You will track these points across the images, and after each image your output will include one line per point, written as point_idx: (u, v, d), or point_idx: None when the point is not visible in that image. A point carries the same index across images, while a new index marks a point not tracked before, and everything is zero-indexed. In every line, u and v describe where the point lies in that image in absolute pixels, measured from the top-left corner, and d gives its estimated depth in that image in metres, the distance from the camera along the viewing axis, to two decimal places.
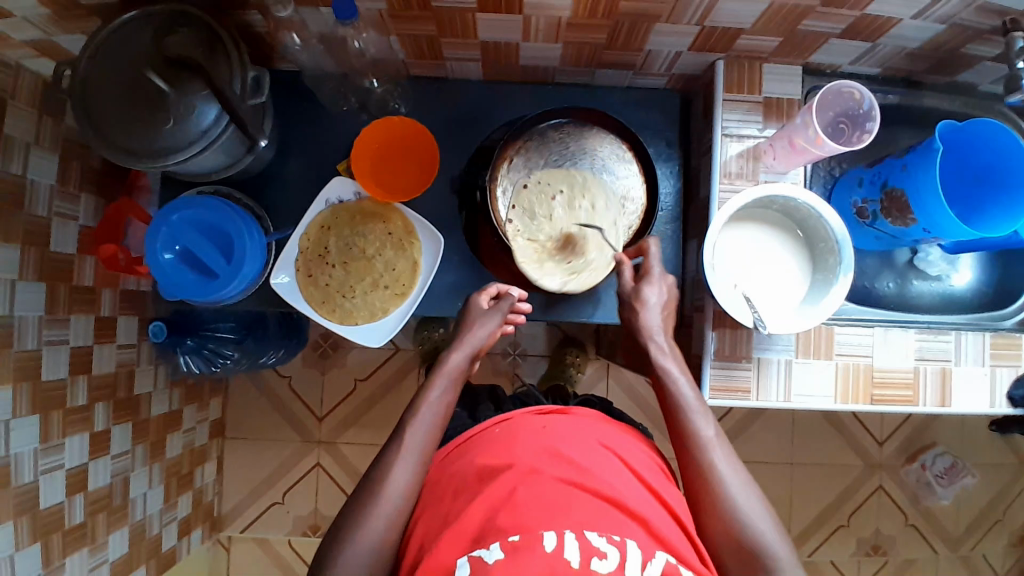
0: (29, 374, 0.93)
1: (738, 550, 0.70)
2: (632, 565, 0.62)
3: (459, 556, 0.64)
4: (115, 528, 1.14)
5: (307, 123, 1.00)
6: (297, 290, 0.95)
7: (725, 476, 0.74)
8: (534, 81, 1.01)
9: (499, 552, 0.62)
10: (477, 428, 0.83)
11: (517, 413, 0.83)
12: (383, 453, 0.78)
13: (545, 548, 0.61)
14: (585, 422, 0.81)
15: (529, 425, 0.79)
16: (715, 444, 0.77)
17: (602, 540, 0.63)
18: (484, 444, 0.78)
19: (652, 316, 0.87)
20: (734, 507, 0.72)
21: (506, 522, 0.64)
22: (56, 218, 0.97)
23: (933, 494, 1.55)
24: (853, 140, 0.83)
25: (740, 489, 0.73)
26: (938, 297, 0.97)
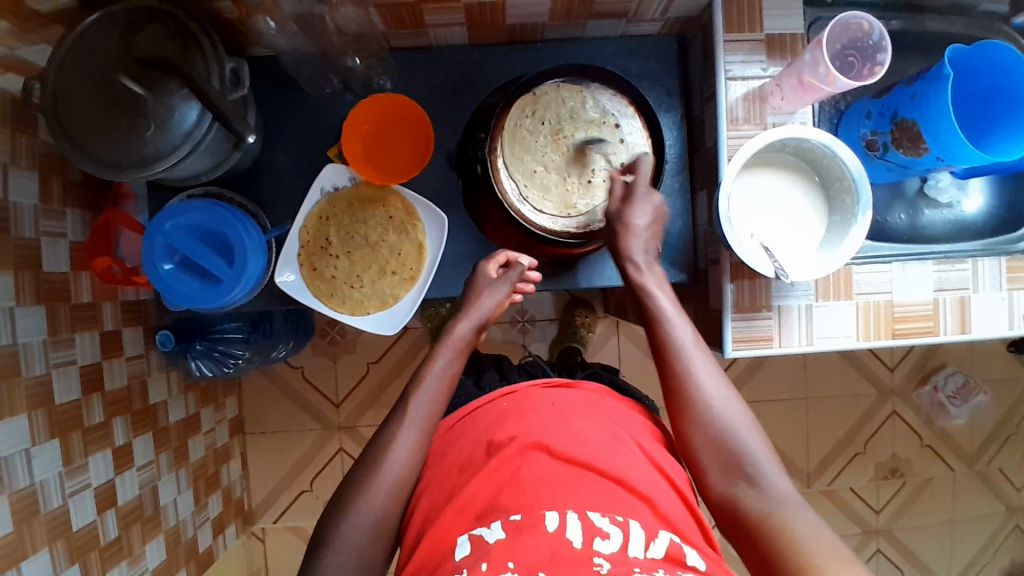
0: (43, 400, 0.92)
1: (722, 455, 0.72)
2: (634, 546, 0.63)
3: (461, 534, 0.67)
4: (150, 537, 1.16)
5: (290, 110, 0.96)
6: (304, 286, 0.92)
7: (703, 379, 0.76)
8: (522, 41, 0.96)
9: (501, 531, 0.64)
10: (483, 399, 0.83)
11: (523, 386, 0.83)
12: (383, 429, 0.77)
13: (547, 528, 0.63)
14: (592, 396, 0.81)
15: (536, 401, 0.78)
16: (692, 346, 0.78)
17: (605, 520, 0.64)
18: (489, 419, 0.78)
19: (636, 241, 0.84)
20: (714, 414, 0.73)
21: (508, 503, 0.66)
22: (45, 236, 0.93)
23: (946, 414, 1.59)
24: (864, 74, 0.80)
25: (717, 393, 0.75)
26: (950, 225, 0.95)
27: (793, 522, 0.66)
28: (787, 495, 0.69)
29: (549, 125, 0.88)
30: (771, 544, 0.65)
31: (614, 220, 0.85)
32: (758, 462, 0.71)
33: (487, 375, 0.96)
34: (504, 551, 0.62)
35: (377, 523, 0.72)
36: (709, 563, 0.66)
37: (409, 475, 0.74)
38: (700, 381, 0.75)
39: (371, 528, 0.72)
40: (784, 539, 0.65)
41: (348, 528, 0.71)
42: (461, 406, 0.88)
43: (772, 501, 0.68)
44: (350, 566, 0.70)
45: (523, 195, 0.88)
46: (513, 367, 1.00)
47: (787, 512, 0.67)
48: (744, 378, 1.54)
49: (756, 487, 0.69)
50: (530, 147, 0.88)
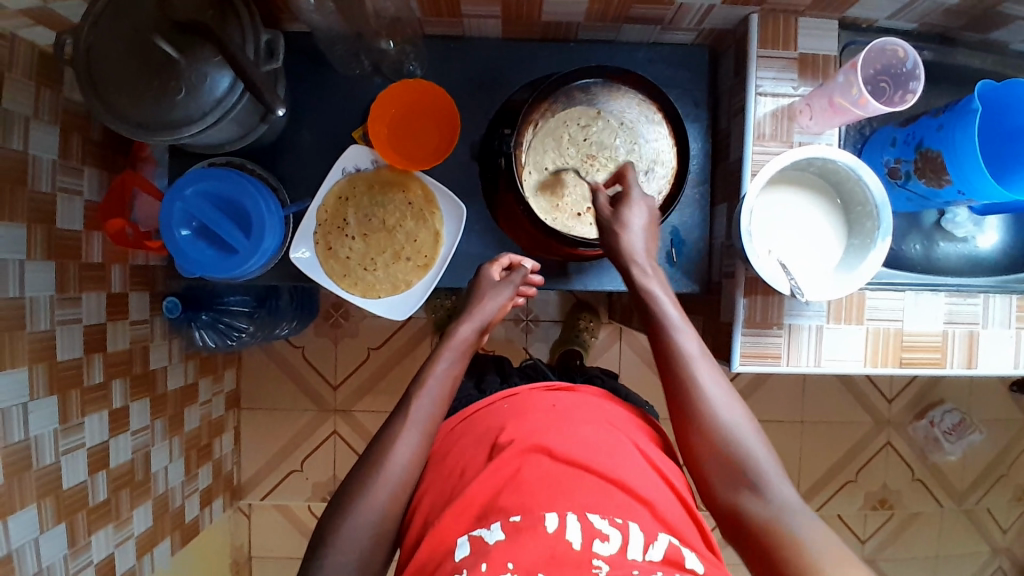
0: (45, 355, 0.92)
1: (726, 463, 0.72)
2: (633, 548, 0.63)
3: (460, 534, 0.67)
4: (138, 502, 1.15)
5: (318, 87, 0.96)
6: (318, 264, 0.92)
7: (708, 386, 0.75)
8: (555, 39, 0.96)
9: (500, 532, 0.64)
10: (484, 401, 0.83)
11: (524, 388, 0.83)
12: (385, 428, 0.77)
13: (547, 528, 0.63)
14: (593, 399, 0.82)
15: (538, 403, 0.78)
16: (698, 356, 0.77)
17: (605, 522, 0.65)
18: (493, 419, 0.78)
19: (635, 240, 0.84)
20: (720, 422, 0.73)
21: (508, 503, 0.67)
22: (61, 193, 0.94)
23: (940, 449, 1.59)
24: (895, 100, 0.80)
25: (721, 398, 0.75)
26: (965, 259, 0.95)
27: (803, 538, 0.64)
28: (793, 506, 0.68)
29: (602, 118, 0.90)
30: (778, 553, 0.64)
31: (607, 220, 0.85)
32: (768, 473, 0.70)
33: (487, 378, 0.95)
34: (504, 552, 0.62)
35: (371, 507, 0.72)
36: (707, 565, 0.67)
37: (407, 463, 0.75)
38: (707, 392, 0.75)
39: (366, 512, 0.71)
40: (795, 553, 0.64)
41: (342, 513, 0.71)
42: (463, 407, 0.88)
43: (778, 510, 0.67)
44: (342, 548, 0.70)
45: (536, 145, 0.89)
46: (516, 370, 0.99)
47: (790, 519, 0.66)
48: (742, 396, 1.55)
49: (762, 498, 0.68)
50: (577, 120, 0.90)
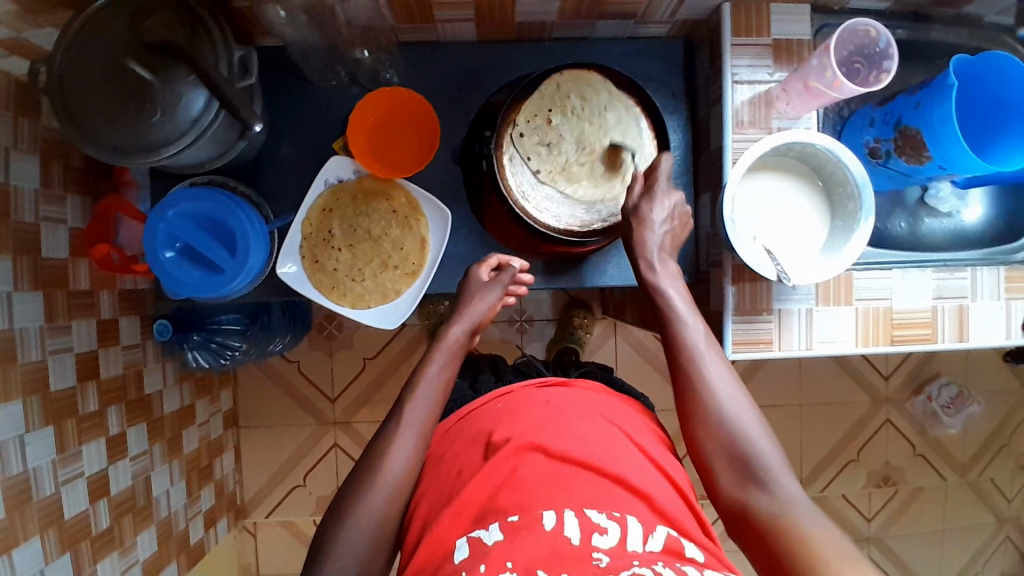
0: (38, 386, 0.91)
1: (732, 456, 0.73)
2: (633, 540, 0.63)
3: (459, 537, 0.67)
4: (141, 528, 1.15)
5: (295, 101, 0.96)
6: (305, 278, 0.92)
7: (715, 384, 0.76)
8: (530, 38, 0.96)
9: (499, 533, 0.64)
10: (479, 400, 0.83)
11: (518, 386, 0.83)
12: (381, 430, 0.77)
13: (545, 526, 0.63)
14: (586, 395, 0.82)
15: (532, 401, 0.78)
16: (704, 350, 0.78)
17: (603, 517, 0.65)
18: (487, 418, 0.78)
19: (652, 235, 0.84)
20: (727, 414, 0.74)
21: (506, 502, 0.66)
22: (44, 222, 0.93)
23: (940, 424, 1.60)
24: (870, 80, 0.81)
25: (729, 394, 0.75)
26: (950, 234, 0.96)
27: (805, 527, 0.66)
28: (801, 503, 0.69)
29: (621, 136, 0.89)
30: (777, 547, 0.66)
31: (632, 216, 0.85)
32: (773, 467, 0.72)
33: (484, 379, 0.95)
34: (502, 551, 0.62)
35: (374, 520, 0.72)
36: (708, 555, 0.67)
37: (406, 472, 0.74)
38: (715, 388, 0.75)
39: (369, 522, 0.71)
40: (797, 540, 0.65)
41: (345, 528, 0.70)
42: (457, 409, 0.88)
43: (786, 506, 0.69)
44: (347, 563, 0.70)
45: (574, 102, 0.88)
46: (512, 369, 0.99)
47: (797, 513, 0.68)
48: (740, 383, 1.55)
49: (768, 492, 0.70)
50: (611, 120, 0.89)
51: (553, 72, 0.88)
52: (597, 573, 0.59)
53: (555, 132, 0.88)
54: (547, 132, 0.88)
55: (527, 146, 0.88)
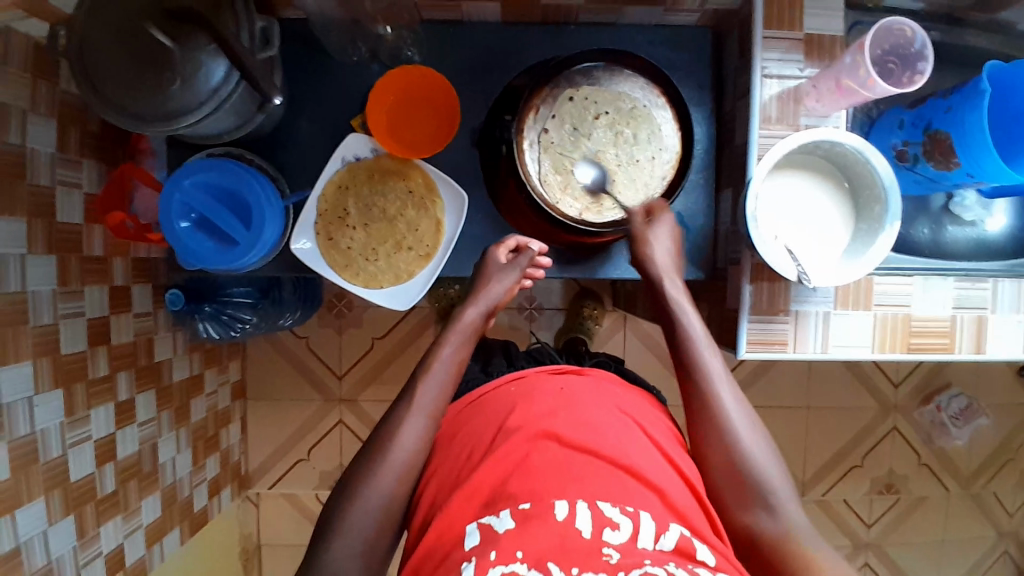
0: (49, 349, 0.92)
1: (738, 481, 0.72)
2: (644, 537, 0.63)
3: (469, 522, 0.67)
4: (146, 494, 1.16)
5: (315, 75, 0.94)
6: (319, 255, 0.92)
7: (729, 407, 0.75)
8: (555, 22, 0.94)
9: (511, 520, 0.64)
10: (492, 384, 0.83)
11: (531, 371, 0.83)
12: (391, 411, 0.77)
13: (557, 517, 0.63)
14: (602, 384, 0.81)
15: (545, 388, 0.78)
16: (720, 377, 0.77)
17: (615, 511, 0.64)
18: (499, 402, 0.78)
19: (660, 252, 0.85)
20: (737, 438, 0.73)
21: (517, 488, 0.66)
22: (60, 185, 0.93)
23: (947, 434, 1.58)
24: (903, 81, 0.78)
25: (741, 419, 0.75)
26: (973, 243, 0.94)
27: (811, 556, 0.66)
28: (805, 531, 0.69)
29: (645, 127, 0.88)
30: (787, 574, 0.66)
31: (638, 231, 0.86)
32: (779, 492, 0.71)
33: (495, 362, 0.94)
34: (513, 540, 0.62)
35: (376, 500, 0.72)
36: (720, 557, 0.65)
37: (411, 455, 0.74)
38: (725, 408, 0.75)
39: (375, 502, 0.71)
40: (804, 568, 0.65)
41: (348, 507, 0.71)
42: (469, 391, 0.88)
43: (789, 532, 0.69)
44: (349, 541, 0.70)
45: (609, 83, 0.87)
46: (524, 355, 0.98)
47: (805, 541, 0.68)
48: (746, 383, 1.55)
49: (774, 517, 0.70)
50: (640, 108, 0.88)
51: (579, 59, 0.86)
52: (607, 569, 0.59)
53: (585, 108, 0.87)
54: (599, 103, 0.87)
55: (555, 116, 0.86)
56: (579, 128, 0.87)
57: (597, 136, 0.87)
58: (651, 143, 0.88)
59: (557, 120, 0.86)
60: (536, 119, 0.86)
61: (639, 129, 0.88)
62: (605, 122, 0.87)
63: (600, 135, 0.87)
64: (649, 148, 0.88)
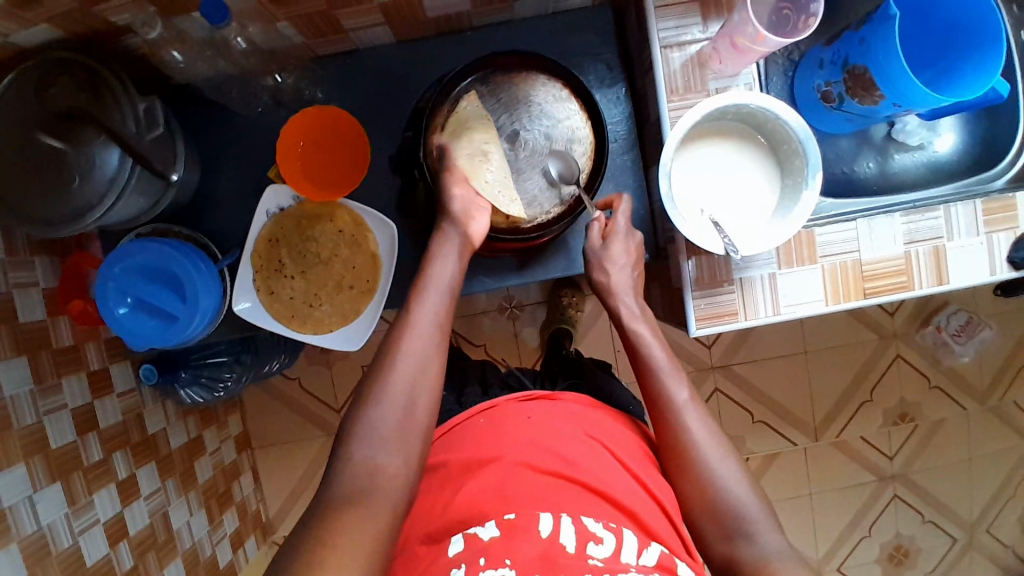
0: (37, 447, 0.95)
1: (714, 512, 0.69)
2: (627, 552, 0.63)
3: (452, 533, 0.65)
4: (168, 560, 1.19)
5: (226, 134, 0.94)
6: (263, 311, 0.92)
7: (700, 440, 0.72)
8: (451, 31, 0.92)
9: (495, 529, 0.63)
10: (462, 416, 0.81)
11: (502, 400, 0.81)
12: (360, 391, 0.67)
13: (541, 531, 0.63)
14: (573, 408, 0.79)
15: (515, 416, 0.77)
16: (688, 406, 0.74)
17: (598, 525, 0.65)
18: (469, 435, 0.77)
19: (618, 273, 0.81)
20: (710, 471, 0.70)
21: (499, 505, 0.66)
22: (15, 288, 0.95)
23: (952, 353, 1.55)
24: (798, 27, 0.75)
25: (714, 450, 0.71)
26: (924, 167, 0.91)
27: None
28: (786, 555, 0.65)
29: (559, 121, 0.86)
30: None
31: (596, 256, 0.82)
32: (758, 519, 0.67)
33: (470, 392, 0.95)
34: (501, 548, 0.62)
35: None
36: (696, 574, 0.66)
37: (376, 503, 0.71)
38: (695, 438, 0.72)
39: None
40: None
41: None
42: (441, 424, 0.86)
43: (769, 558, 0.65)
44: None
45: (515, 84, 0.86)
46: (498, 382, 0.98)
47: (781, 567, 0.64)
48: (739, 340, 1.53)
49: (753, 544, 0.67)
50: (551, 103, 0.86)
51: (473, 68, 0.86)
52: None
53: (496, 112, 0.86)
54: (510, 104, 0.86)
55: (467, 125, 0.85)
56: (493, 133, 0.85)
57: (513, 137, 0.86)
58: (567, 136, 0.86)
59: (469, 128, 0.85)
60: (442, 137, 0.86)
61: (554, 124, 0.86)
62: (519, 122, 0.86)
63: (515, 136, 0.86)
64: (567, 143, 0.86)
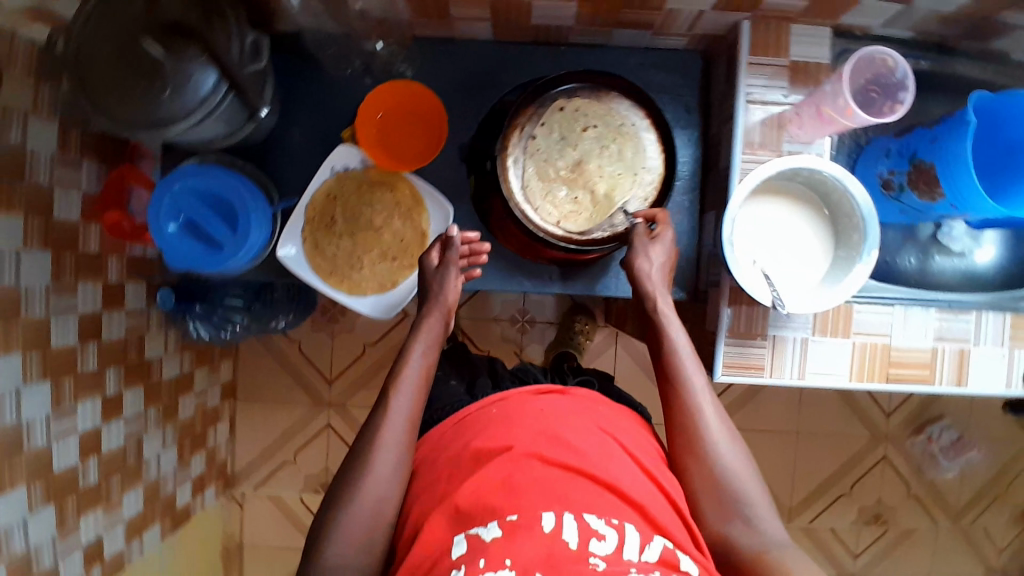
0: (37, 343, 0.92)
1: (717, 490, 0.71)
2: (630, 549, 0.61)
3: (456, 533, 0.65)
4: (128, 489, 1.17)
5: (309, 86, 0.96)
6: (304, 261, 0.93)
7: (710, 422, 0.74)
8: (547, 41, 0.96)
9: (497, 530, 0.62)
10: (474, 405, 0.82)
11: (513, 392, 0.82)
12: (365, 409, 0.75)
13: (543, 529, 0.62)
14: (585, 403, 0.80)
15: (528, 409, 0.77)
16: (703, 390, 0.76)
17: (601, 522, 0.63)
18: (483, 423, 0.76)
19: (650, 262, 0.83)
20: (717, 452, 0.73)
21: (502, 502, 0.64)
22: (58, 185, 0.94)
23: (938, 466, 1.57)
24: (884, 111, 0.79)
25: (722, 434, 0.74)
26: (961, 276, 0.93)
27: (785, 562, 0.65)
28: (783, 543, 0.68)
29: (631, 143, 0.89)
30: None
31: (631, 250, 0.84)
32: (758, 504, 0.70)
33: (481, 382, 0.95)
34: (501, 549, 0.60)
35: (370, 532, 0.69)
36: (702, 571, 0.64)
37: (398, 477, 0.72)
38: (706, 420, 0.74)
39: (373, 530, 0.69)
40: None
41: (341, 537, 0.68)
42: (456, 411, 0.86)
43: (767, 543, 0.68)
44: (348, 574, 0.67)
45: (598, 97, 0.88)
46: (509, 374, 0.99)
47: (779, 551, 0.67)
48: (736, 406, 1.54)
49: (750, 527, 0.69)
50: (628, 123, 0.89)
51: (564, 78, 0.87)
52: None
53: (573, 119, 0.88)
54: (588, 115, 0.88)
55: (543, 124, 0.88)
56: (566, 138, 0.88)
57: (582, 147, 0.88)
58: (635, 160, 0.89)
59: (544, 128, 0.88)
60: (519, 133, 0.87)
61: (625, 144, 0.89)
62: (592, 133, 0.88)
63: (585, 146, 0.88)
64: (632, 165, 0.89)
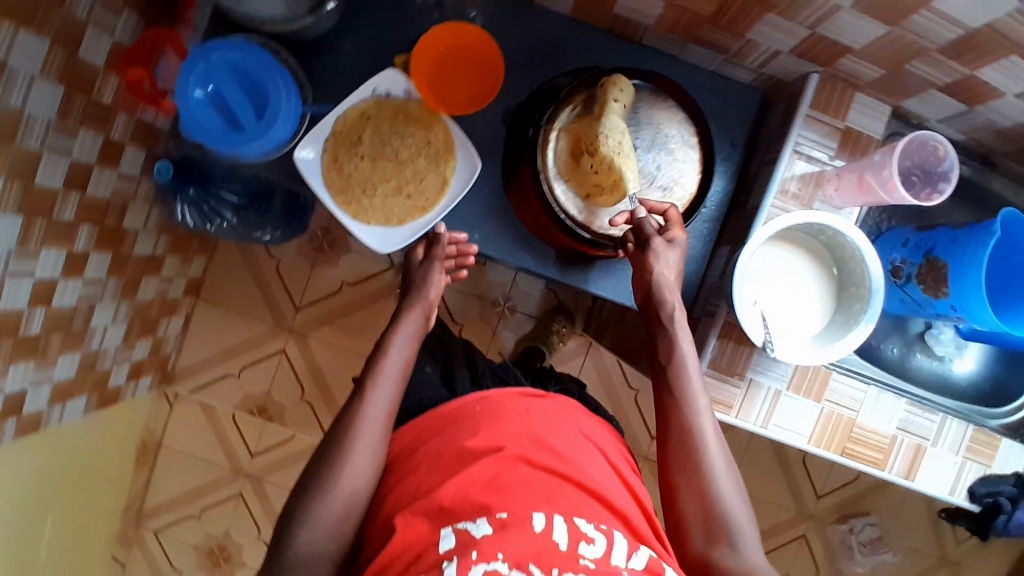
0: (23, 173, 0.83)
1: (707, 512, 0.71)
2: (618, 554, 0.62)
3: (442, 527, 0.62)
4: (67, 350, 1.10)
5: (376, 4, 0.94)
6: (319, 172, 0.90)
7: (708, 443, 0.74)
8: (620, 36, 0.96)
9: (487, 527, 0.61)
10: (458, 399, 0.80)
11: (497, 391, 0.79)
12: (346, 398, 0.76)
13: (534, 528, 0.61)
14: (569, 410, 0.81)
15: (512, 406, 0.76)
16: (704, 412, 0.76)
17: (590, 527, 0.63)
18: (466, 420, 0.75)
19: (665, 270, 0.81)
20: (711, 474, 0.72)
21: (492, 499, 0.63)
22: (92, 24, 0.89)
23: (850, 558, 1.61)
24: (921, 196, 0.82)
25: (717, 455, 0.73)
26: (936, 378, 0.94)
27: None
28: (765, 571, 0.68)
29: (670, 148, 0.89)
30: None
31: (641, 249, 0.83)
32: (745, 531, 0.70)
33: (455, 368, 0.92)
34: (492, 543, 0.59)
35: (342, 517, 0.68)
36: None
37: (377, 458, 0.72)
38: (704, 440, 0.74)
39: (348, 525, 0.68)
40: None
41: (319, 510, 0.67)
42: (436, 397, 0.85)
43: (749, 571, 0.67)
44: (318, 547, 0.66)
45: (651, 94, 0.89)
46: (488, 369, 0.93)
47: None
48: None
49: (737, 553, 0.68)
50: (672, 127, 0.89)
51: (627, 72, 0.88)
52: None
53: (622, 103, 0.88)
54: (638, 107, 0.88)
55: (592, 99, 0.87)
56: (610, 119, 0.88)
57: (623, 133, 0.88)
58: (669, 164, 0.89)
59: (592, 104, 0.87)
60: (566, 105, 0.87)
61: (664, 146, 0.89)
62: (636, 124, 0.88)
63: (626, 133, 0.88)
64: (664, 168, 0.89)
